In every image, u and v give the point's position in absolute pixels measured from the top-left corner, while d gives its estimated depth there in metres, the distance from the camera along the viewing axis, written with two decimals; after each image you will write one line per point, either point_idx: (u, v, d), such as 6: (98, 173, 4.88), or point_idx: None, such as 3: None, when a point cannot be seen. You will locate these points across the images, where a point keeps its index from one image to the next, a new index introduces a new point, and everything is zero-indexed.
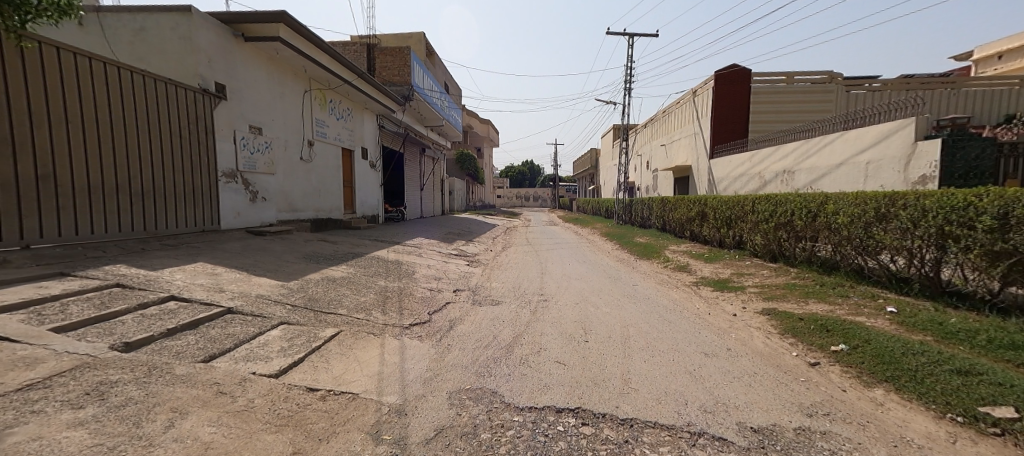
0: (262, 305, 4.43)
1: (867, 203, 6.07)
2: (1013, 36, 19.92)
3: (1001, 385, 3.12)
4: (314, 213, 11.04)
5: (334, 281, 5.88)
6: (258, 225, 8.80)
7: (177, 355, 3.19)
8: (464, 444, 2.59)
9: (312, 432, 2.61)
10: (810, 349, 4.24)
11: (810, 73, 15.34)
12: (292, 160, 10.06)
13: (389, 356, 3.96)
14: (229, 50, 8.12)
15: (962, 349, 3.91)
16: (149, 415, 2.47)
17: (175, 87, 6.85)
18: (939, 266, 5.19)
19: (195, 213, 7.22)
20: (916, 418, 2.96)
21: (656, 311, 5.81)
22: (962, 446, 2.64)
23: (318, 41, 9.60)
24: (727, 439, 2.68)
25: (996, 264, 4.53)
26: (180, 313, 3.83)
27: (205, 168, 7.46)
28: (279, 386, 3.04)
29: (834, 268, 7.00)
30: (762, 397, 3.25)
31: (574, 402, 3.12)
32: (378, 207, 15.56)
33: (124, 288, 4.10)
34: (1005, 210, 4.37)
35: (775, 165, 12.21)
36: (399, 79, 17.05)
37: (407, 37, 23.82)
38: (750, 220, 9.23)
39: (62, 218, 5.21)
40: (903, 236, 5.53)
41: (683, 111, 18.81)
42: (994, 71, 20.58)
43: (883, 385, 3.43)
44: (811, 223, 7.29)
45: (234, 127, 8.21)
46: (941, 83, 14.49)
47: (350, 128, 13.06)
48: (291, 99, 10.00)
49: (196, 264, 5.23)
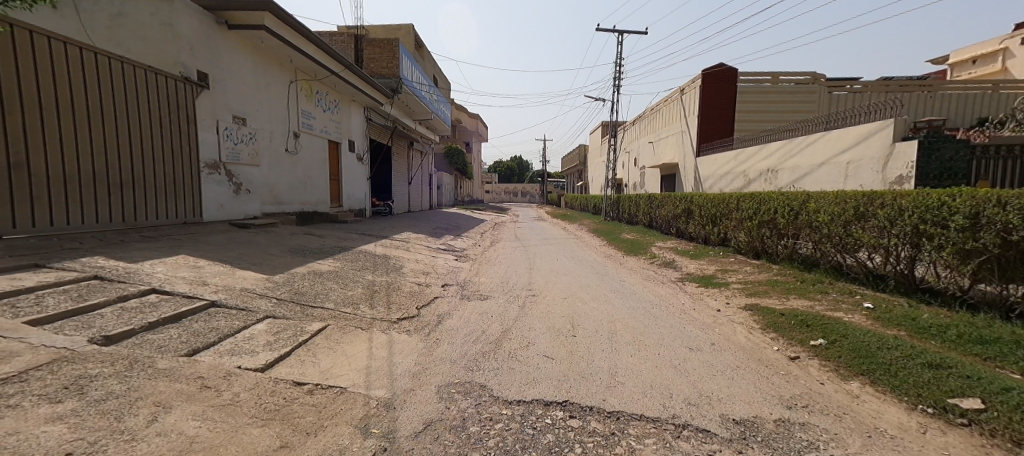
0: (247, 298, 4.37)
1: (847, 203, 6.23)
2: (986, 42, 20.60)
3: (970, 378, 3.25)
4: (299, 205, 10.89)
5: (321, 275, 5.80)
6: (241, 218, 8.64)
7: (159, 349, 3.14)
8: (453, 438, 2.61)
9: (300, 426, 2.60)
10: (791, 344, 4.35)
11: (795, 74, 15.67)
12: (277, 152, 9.87)
13: (377, 350, 3.94)
14: (212, 38, 7.92)
15: (934, 344, 4.06)
16: (130, 410, 2.42)
17: (156, 74, 6.66)
18: (913, 263, 5.36)
19: (176, 205, 7.06)
20: (890, 410, 3.07)
21: (644, 306, 5.90)
22: (932, 436, 2.74)
23: (305, 31, 9.41)
24: (710, 431, 2.75)
25: (967, 262, 4.71)
26: (162, 306, 3.76)
27: (186, 159, 7.27)
28: (265, 380, 3.01)
29: (815, 265, 7.19)
30: (744, 390, 3.34)
31: (562, 396, 3.16)
32: (365, 201, 15.35)
33: (103, 280, 4.00)
34: (977, 210, 4.53)
35: (760, 164, 12.42)
36: (387, 71, 16.73)
37: (396, 29, 23.43)
38: (735, 217, 9.40)
39: (37, 208, 5.07)
40: (880, 235, 5.70)
41: (670, 108, 19.01)
42: (969, 76, 21.25)
43: (859, 378, 3.55)
44: (793, 221, 7.47)
45: (217, 118, 8.02)
46: (919, 87, 14.86)
47: (336, 120, 12.87)
48: (277, 89, 9.82)
49: (178, 256, 5.13)
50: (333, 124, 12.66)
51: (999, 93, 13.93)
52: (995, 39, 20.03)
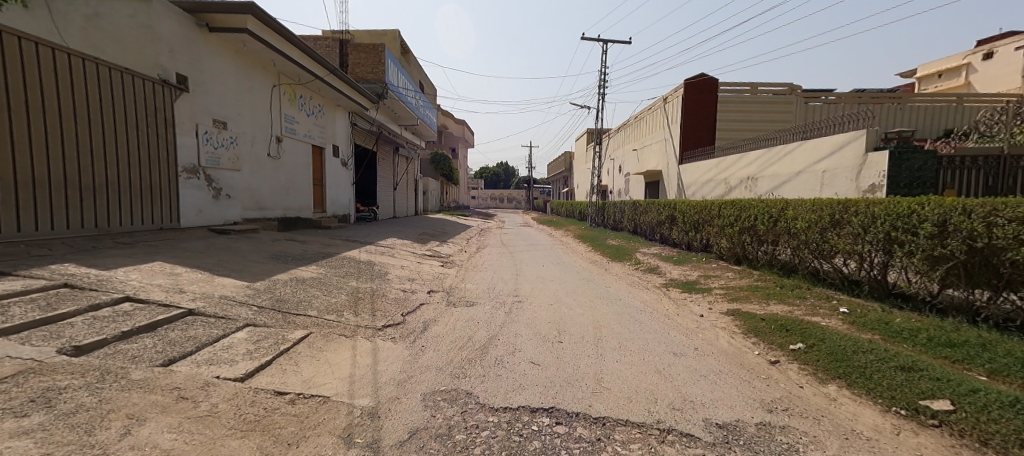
0: (226, 306, 4.26)
1: (823, 210, 6.42)
2: (952, 58, 21.64)
3: (940, 380, 3.37)
4: (281, 211, 10.68)
5: (303, 282, 5.71)
6: (220, 223, 8.44)
7: (132, 359, 3.04)
8: (438, 446, 2.59)
9: (280, 437, 2.54)
10: (771, 348, 4.43)
11: (772, 84, 16.07)
12: (259, 157, 9.70)
13: (361, 358, 3.89)
14: (192, 40, 7.78)
15: (907, 347, 4.19)
16: (102, 423, 2.33)
17: (132, 76, 6.49)
18: (886, 269, 5.54)
19: (152, 210, 6.85)
20: (865, 412, 3.16)
21: (628, 312, 5.98)
22: (905, 437, 2.83)
23: (289, 34, 9.29)
24: (694, 435, 2.79)
25: (936, 268, 4.88)
26: (136, 315, 3.64)
27: (163, 163, 7.06)
28: (245, 390, 2.94)
29: (793, 271, 7.36)
30: (727, 394, 3.40)
31: (548, 402, 3.17)
32: (349, 206, 15.13)
33: (73, 288, 3.86)
34: (945, 218, 4.71)
35: (740, 172, 12.72)
36: (372, 76, 16.60)
37: (382, 34, 23.34)
38: (716, 224, 9.60)
39: (3, 213, 4.86)
40: (854, 241, 5.88)
41: (654, 116, 19.37)
42: (936, 89, 22.26)
43: (835, 381, 3.64)
44: (772, 228, 7.65)
45: (197, 121, 7.84)
46: (889, 99, 15.44)
47: (320, 124, 12.72)
48: (259, 93, 9.66)
49: (153, 263, 4.98)
50: (317, 128, 12.49)
51: (963, 106, 14.57)
52: (960, 54, 21.03)
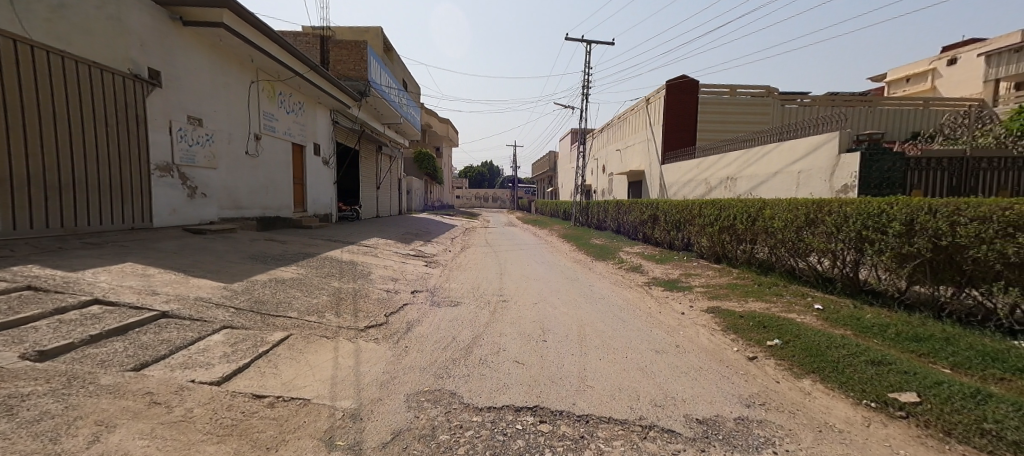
0: (202, 308, 4.14)
1: (799, 210, 6.60)
2: (919, 62, 22.48)
3: (907, 373, 3.50)
4: (260, 211, 10.44)
5: (283, 282, 5.59)
6: (196, 223, 8.20)
7: (102, 364, 2.93)
8: (421, 447, 2.57)
9: (258, 441, 2.49)
10: (749, 345, 4.54)
11: (750, 87, 16.45)
12: (237, 155, 9.45)
13: (343, 359, 3.83)
14: (164, 33, 7.54)
15: (877, 342, 4.35)
16: (68, 430, 2.25)
17: (101, 70, 6.26)
18: (857, 266, 5.73)
19: (123, 209, 6.62)
20: (838, 405, 3.26)
21: (612, 310, 6.04)
22: (875, 428, 2.94)
23: (267, 30, 9.08)
24: (675, 431, 2.84)
25: (904, 265, 5.07)
26: (106, 318, 3.51)
27: (135, 161, 6.84)
28: (222, 394, 2.87)
29: (771, 269, 7.55)
30: (706, 390, 3.47)
31: (532, 401, 3.18)
32: (331, 206, 14.87)
33: (38, 290, 3.70)
34: (912, 217, 4.89)
35: (720, 172, 12.98)
36: (354, 74, 16.34)
37: (364, 31, 23.00)
38: (697, 223, 9.77)
39: None
40: (828, 240, 6.07)
41: (636, 117, 19.60)
42: (904, 93, 23.09)
43: (810, 376, 3.75)
44: (750, 227, 7.83)
45: (170, 117, 7.60)
46: (860, 102, 15.94)
47: (300, 122, 12.47)
48: (236, 89, 9.42)
49: (124, 264, 4.81)
50: (296, 126, 12.23)
51: (929, 109, 15.17)
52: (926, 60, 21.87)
